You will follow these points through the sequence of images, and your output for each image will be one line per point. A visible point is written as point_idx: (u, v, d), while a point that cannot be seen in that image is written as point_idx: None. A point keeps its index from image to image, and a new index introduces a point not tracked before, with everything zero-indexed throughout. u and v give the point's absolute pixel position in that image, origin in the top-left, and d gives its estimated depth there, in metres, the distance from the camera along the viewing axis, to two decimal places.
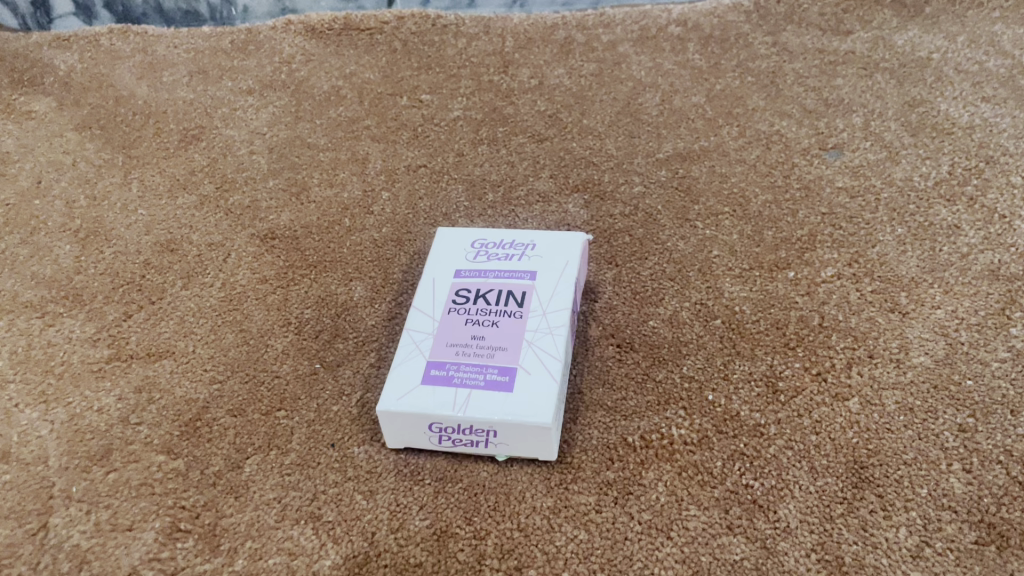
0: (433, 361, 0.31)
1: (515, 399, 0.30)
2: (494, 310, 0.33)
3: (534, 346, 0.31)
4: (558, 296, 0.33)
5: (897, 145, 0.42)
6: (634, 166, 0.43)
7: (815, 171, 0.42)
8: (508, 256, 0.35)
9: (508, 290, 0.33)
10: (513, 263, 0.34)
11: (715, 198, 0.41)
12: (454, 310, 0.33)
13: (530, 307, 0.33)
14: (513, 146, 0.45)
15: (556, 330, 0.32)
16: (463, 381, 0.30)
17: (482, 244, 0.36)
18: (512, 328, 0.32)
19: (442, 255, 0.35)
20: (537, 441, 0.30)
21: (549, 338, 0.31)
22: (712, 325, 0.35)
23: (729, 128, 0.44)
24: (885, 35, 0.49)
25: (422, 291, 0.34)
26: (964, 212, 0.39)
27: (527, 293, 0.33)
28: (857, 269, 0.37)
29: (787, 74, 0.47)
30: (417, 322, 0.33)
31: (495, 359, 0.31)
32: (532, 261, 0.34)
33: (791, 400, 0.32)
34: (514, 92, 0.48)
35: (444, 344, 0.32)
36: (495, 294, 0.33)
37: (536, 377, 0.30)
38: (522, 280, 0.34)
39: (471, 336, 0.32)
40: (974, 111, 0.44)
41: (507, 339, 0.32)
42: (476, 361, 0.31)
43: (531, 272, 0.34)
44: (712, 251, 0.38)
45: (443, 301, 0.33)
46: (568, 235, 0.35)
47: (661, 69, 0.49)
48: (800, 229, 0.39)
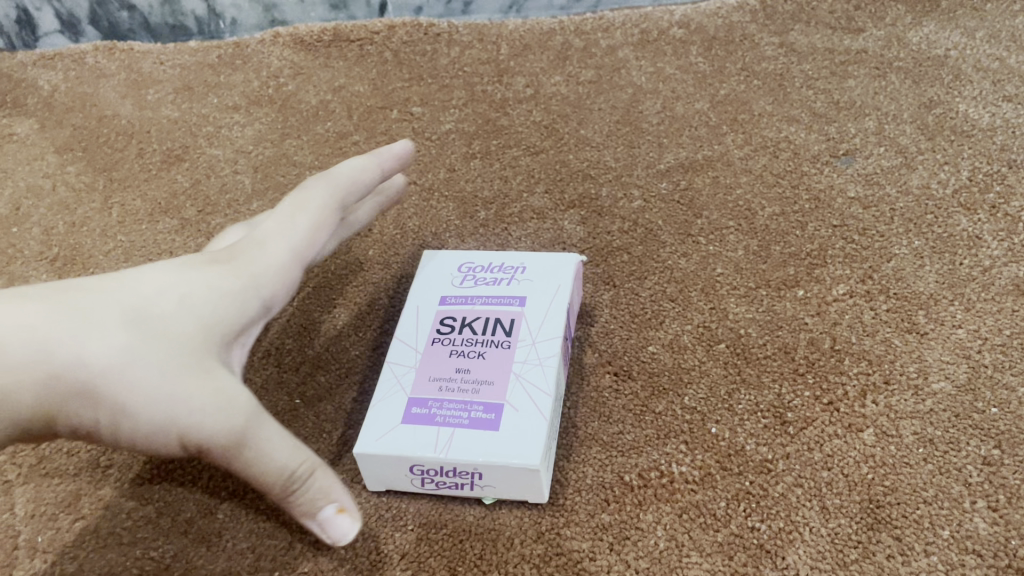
0: (415, 398, 0.29)
1: (501, 439, 0.28)
2: (482, 340, 0.31)
3: (523, 380, 0.29)
4: (549, 323, 0.31)
5: (913, 150, 0.40)
6: (633, 178, 0.41)
7: (825, 180, 0.39)
8: (496, 281, 0.33)
9: (497, 319, 0.32)
10: (501, 289, 0.32)
11: (719, 211, 0.39)
12: (438, 341, 0.31)
13: (519, 336, 0.31)
14: (507, 159, 0.43)
15: (546, 361, 0.30)
16: (446, 420, 0.29)
17: (470, 267, 0.34)
18: (500, 359, 0.30)
19: (426, 281, 0.34)
20: (526, 483, 0.28)
21: (539, 369, 0.30)
22: (715, 350, 0.33)
23: (733, 136, 0.42)
24: (899, 32, 0.47)
25: (406, 321, 0.32)
26: (986, 221, 0.36)
27: (516, 321, 0.31)
28: (871, 286, 0.34)
29: (795, 77, 0.45)
30: (399, 354, 0.31)
31: (481, 395, 0.29)
32: (522, 286, 0.32)
33: (801, 432, 0.30)
34: (508, 102, 0.46)
35: (428, 378, 0.30)
36: (482, 323, 0.32)
37: (524, 413, 0.28)
38: (511, 307, 0.32)
39: (456, 370, 0.30)
40: (995, 112, 0.41)
41: (493, 371, 0.30)
42: (461, 397, 0.29)
43: (520, 297, 0.32)
44: (716, 268, 0.36)
45: (427, 332, 0.32)
46: (562, 257, 0.33)
47: (662, 74, 0.47)
48: (809, 244, 0.36)
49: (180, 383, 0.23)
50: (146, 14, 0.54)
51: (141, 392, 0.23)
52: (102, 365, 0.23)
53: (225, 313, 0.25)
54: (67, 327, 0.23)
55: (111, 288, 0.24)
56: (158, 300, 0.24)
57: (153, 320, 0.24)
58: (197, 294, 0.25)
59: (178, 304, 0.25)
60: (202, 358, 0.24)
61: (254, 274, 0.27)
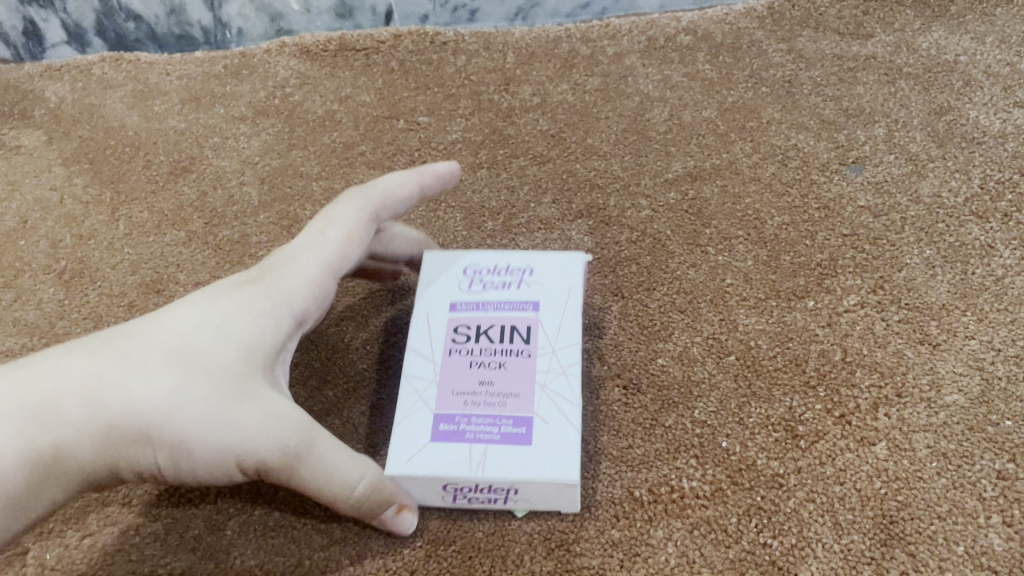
0: (440, 414, 0.29)
1: (537, 456, 0.28)
2: (501, 349, 0.30)
3: (549, 391, 0.29)
4: (567, 330, 0.30)
5: (924, 157, 0.40)
6: (641, 188, 0.41)
7: (835, 189, 0.39)
8: (505, 283, 0.32)
9: (513, 324, 0.31)
10: (513, 292, 0.31)
11: (727, 220, 0.38)
12: (455, 351, 0.30)
13: (538, 344, 0.30)
14: (514, 169, 0.43)
15: (570, 371, 0.29)
16: (476, 437, 0.28)
17: (474, 266, 0.32)
18: (523, 369, 0.30)
19: (430, 280, 0.32)
20: (562, 497, 0.28)
21: (563, 380, 0.29)
22: (724, 362, 0.32)
23: (742, 144, 0.42)
24: (908, 37, 0.46)
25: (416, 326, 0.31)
26: (998, 229, 0.36)
27: (533, 328, 0.31)
28: (883, 296, 0.34)
29: (803, 83, 0.45)
30: (416, 366, 0.30)
31: (508, 409, 0.29)
32: (533, 289, 0.31)
33: (813, 446, 0.30)
34: (515, 111, 0.46)
35: (450, 392, 0.29)
36: (498, 330, 0.31)
37: (555, 426, 0.28)
38: (526, 312, 0.31)
39: (479, 383, 0.29)
40: (1006, 118, 0.41)
41: (518, 383, 0.29)
42: (488, 412, 0.29)
43: (534, 301, 0.31)
44: (725, 279, 0.36)
45: (442, 341, 0.31)
46: (569, 255, 0.32)
47: (670, 81, 0.47)
48: (819, 253, 0.36)
49: (225, 416, 0.25)
50: (153, 25, 0.54)
51: (192, 426, 0.25)
52: (152, 409, 0.25)
53: (266, 335, 0.28)
54: (125, 381, 0.25)
55: (152, 333, 0.27)
56: (197, 337, 0.26)
57: (194, 357, 0.26)
58: (233, 322, 0.27)
59: (217, 336, 0.27)
60: (246, 383, 0.26)
61: (285, 293, 0.29)
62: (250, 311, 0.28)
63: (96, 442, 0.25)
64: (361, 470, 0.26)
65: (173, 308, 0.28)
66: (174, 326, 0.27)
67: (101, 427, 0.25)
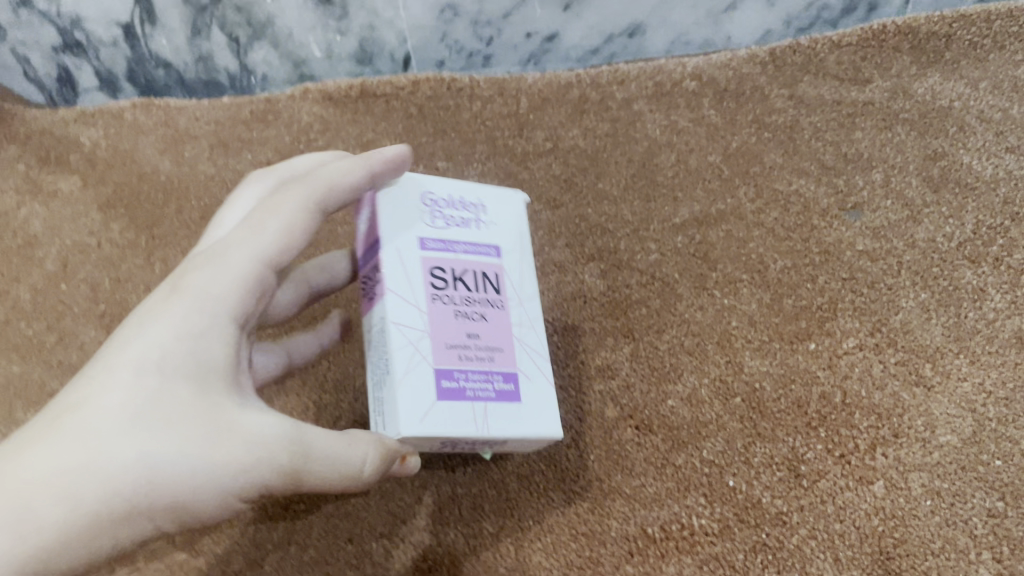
0: (439, 369, 0.28)
1: (528, 415, 0.29)
2: (478, 298, 0.30)
3: (527, 347, 0.31)
4: (528, 283, 0.32)
5: (920, 203, 0.42)
6: (650, 232, 0.43)
7: (835, 234, 0.41)
8: (465, 219, 0.31)
9: (481, 269, 0.31)
10: (475, 233, 0.31)
11: (732, 264, 0.40)
12: (437, 297, 0.29)
13: (508, 294, 0.31)
14: (530, 214, 0.45)
15: (539, 325, 0.31)
16: (476, 394, 0.29)
17: (431, 199, 0.31)
18: (500, 321, 0.30)
19: (391, 211, 0.30)
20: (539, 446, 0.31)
21: (531, 334, 0.31)
22: (732, 404, 0.35)
23: (746, 189, 0.44)
24: (904, 83, 0.48)
25: (388, 266, 0.29)
26: (989, 274, 0.38)
27: (500, 275, 0.31)
28: (880, 339, 0.36)
29: (804, 129, 0.47)
30: (400, 312, 0.29)
31: (497, 364, 0.29)
32: (493, 231, 0.31)
33: (814, 485, 0.33)
34: (529, 157, 0.49)
35: (444, 345, 0.29)
36: (472, 276, 0.30)
37: (535, 382, 0.30)
38: (491, 258, 0.31)
39: (467, 335, 0.29)
40: (998, 164, 0.43)
41: (501, 337, 0.30)
42: (481, 367, 0.29)
43: (495, 246, 0.31)
44: (731, 322, 0.38)
45: (422, 284, 0.29)
46: (510, 194, 0.33)
47: (676, 127, 0.49)
48: (820, 296, 0.38)
49: (208, 462, 0.25)
50: (181, 70, 0.57)
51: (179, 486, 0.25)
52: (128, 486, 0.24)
53: (220, 355, 0.26)
54: (82, 471, 0.24)
55: (92, 401, 0.25)
56: (147, 391, 0.25)
57: (148, 416, 0.25)
58: (180, 357, 0.25)
59: (165, 380, 0.25)
60: (214, 416, 0.25)
61: (231, 307, 0.27)
62: (195, 334, 0.26)
63: (78, 544, 0.24)
64: (360, 453, 0.27)
65: (106, 359, 0.26)
66: (114, 386, 0.25)
67: (81, 527, 0.23)
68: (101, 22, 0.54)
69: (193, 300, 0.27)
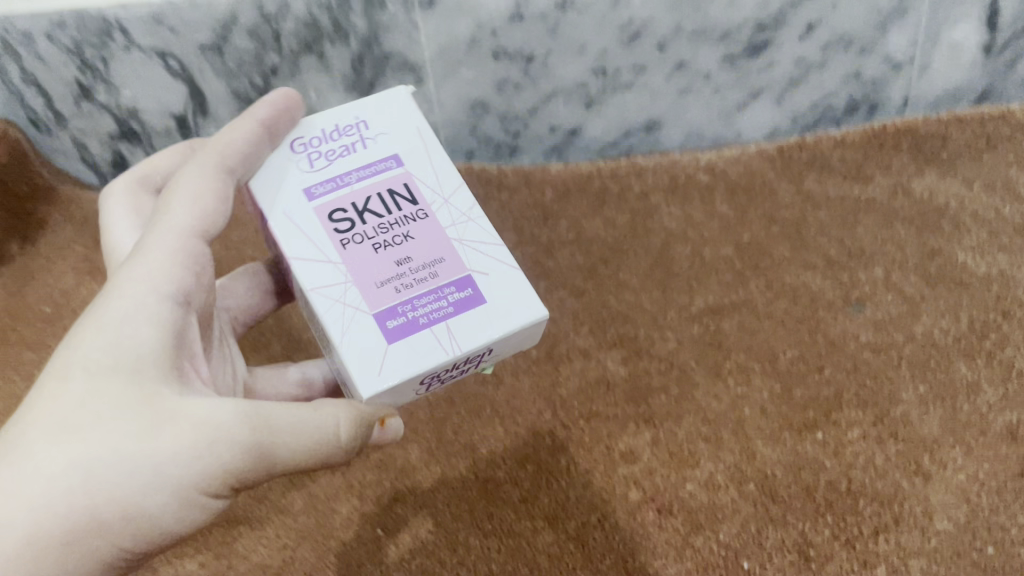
0: (379, 312, 0.31)
1: (491, 307, 0.32)
2: (399, 221, 0.33)
3: (463, 242, 0.33)
4: (439, 175, 0.34)
5: (918, 297, 0.45)
6: (667, 321, 0.46)
7: (840, 326, 0.44)
8: (347, 146, 0.34)
9: (386, 187, 0.33)
10: (366, 156, 0.34)
11: (745, 354, 0.43)
12: (356, 240, 0.32)
13: (425, 198, 0.34)
14: (555, 301, 0.49)
15: (469, 214, 0.34)
16: (428, 318, 0.31)
17: (305, 146, 0.34)
18: (426, 229, 0.33)
19: (276, 177, 0.33)
20: (524, 328, 0.32)
21: (470, 226, 0.33)
22: (745, 489, 0.38)
23: (757, 282, 0.48)
24: (904, 182, 0.52)
25: (294, 233, 0.32)
26: (983, 368, 0.41)
27: (409, 184, 0.34)
28: (882, 429, 0.39)
29: (810, 224, 0.51)
30: (321, 273, 0.31)
31: (440, 277, 0.32)
32: (382, 145, 0.34)
33: (823, 568, 0.35)
34: (554, 246, 0.53)
35: (375, 284, 0.31)
36: (384, 201, 0.33)
37: (484, 270, 0.32)
38: (393, 171, 0.34)
39: (396, 264, 0.32)
40: (992, 262, 0.46)
41: (434, 249, 0.32)
42: (422, 292, 0.32)
43: (394, 157, 0.34)
44: (744, 410, 0.41)
45: (337, 233, 0.32)
46: (388, 95, 0.36)
47: (691, 220, 0.53)
48: (827, 387, 0.41)
49: (161, 448, 0.26)
50: None
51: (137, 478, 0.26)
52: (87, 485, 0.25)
53: (151, 340, 0.28)
54: (28, 478, 0.25)
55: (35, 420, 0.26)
56: (88, 398, 0.26)
57: (91, 418, 0.26)
58: (112, 356, 0.27)
59: (101, 382, 0.27)
60: (158, 404, 0.27)
61: (157, 287, 0.29)
62: (121, 321, 0.28)
63: (42, 554, 0.25)
64: (326, 419, 0.30)
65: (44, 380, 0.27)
66: (49, 396, 0.26)
67: (44, 534, 0.25)
68: (156, 112, 0.60)
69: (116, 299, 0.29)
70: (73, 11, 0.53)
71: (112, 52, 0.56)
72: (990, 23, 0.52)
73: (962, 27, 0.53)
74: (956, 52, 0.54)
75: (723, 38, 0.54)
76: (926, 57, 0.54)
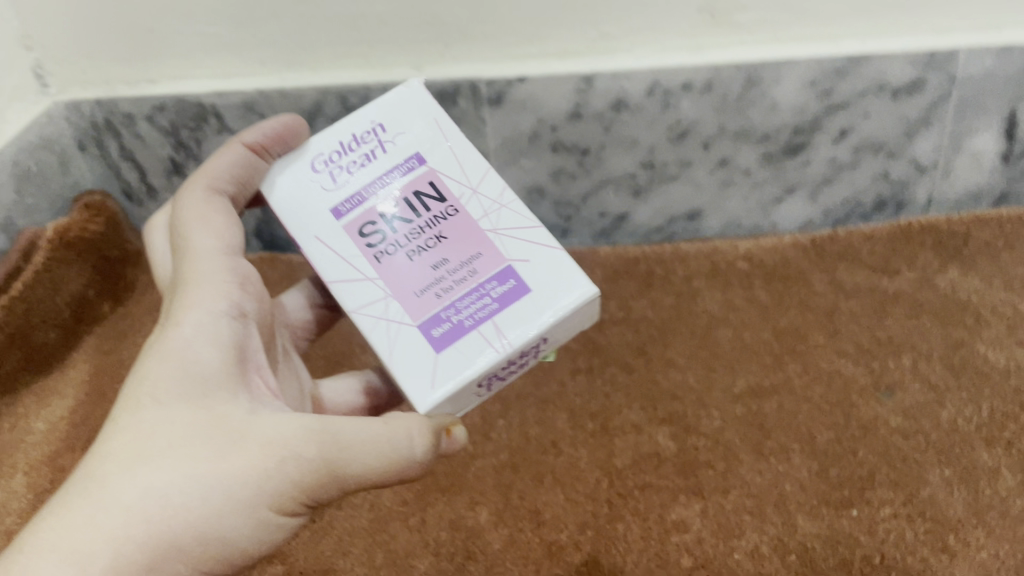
0: (423, 323, 0.38)
1: (531, 299, 0.39)
2: (430, 225, 0.40)
3: (496, 233, 0.40)
4: (460, 169, 0.41)
5: (943, 386, 0.50)
6: (712, 400, 0.51)
7: (872, 411, 0.49)
8: (371, 153, 0.41)
9: (414, 191, 0.41)
10: (391, 162, 0.41)
11: (785, 434, 0.48)
12: (394, 256, 0.40)
13: (452, 197, 0.41)
14: (608, 377, 0.53)
15: (498, 201, 0.41)
16: (470, 319, 0.38)
17: (329, 160, 0.41)
18: (457, 226, 0.40)
19: (307, 199, 0.41)
20: (565, 280, 0.39)
21: (501, 212, 0.41)
22: (788, 560, 0.42)
23: (794, 366, 0.52)
24: (929, 275, 0.57)
25: (340, 258, 0.40)
26: (1002, 455, 0.46)
27: (435, 182, 0.41)
28: (912, 508, 0.44)
29: (843, 312, 0.55)
30: (366, 293, 0.39)
31: (478, 274, 0.39)
32: (401, 147, 0.41)
33: None
34: (605, 323, 0.57)
35: (415, 294, 0.39)
36: (414, 207, 0.40)
37: (516, 255, 0.39)
38: (419, 172, 0.41)
39: (433, 271, 0.39)
40: (1010, 355, 0.51)
41: (467, 247, 0.40)
42: (461, 295, 0.39)
43: (417, 157, 0.41)
44: (785, 486, 0.45)
45: (373, 253, 0.40)
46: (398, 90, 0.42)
47: (732, 303, 0.58)
48: (860, 467, 0.46)
49: (235, 451, 0.33)
50: None
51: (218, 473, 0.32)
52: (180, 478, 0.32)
53: (215, 360, 0.35)
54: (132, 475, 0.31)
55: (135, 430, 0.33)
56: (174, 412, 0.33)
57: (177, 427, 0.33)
58: (188, 374, 0.34)
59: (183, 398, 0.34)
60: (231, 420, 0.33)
61: (218, 314, 0.37)
62: (195, 346, 0.35)
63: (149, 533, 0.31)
64: (394, 434, 0.35)
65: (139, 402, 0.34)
66: (145, 413, 0.33)
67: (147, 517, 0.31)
68: None
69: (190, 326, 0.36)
70: (173, 96, 0.61)
71: (204, 133, 0.63)
72: (1008, 135, 0.58)
73: (982, 137, 0.58)
74: (977, 159, 0.59)
75: (763, 139, 0.59)
76: (948, 163, 0.60)
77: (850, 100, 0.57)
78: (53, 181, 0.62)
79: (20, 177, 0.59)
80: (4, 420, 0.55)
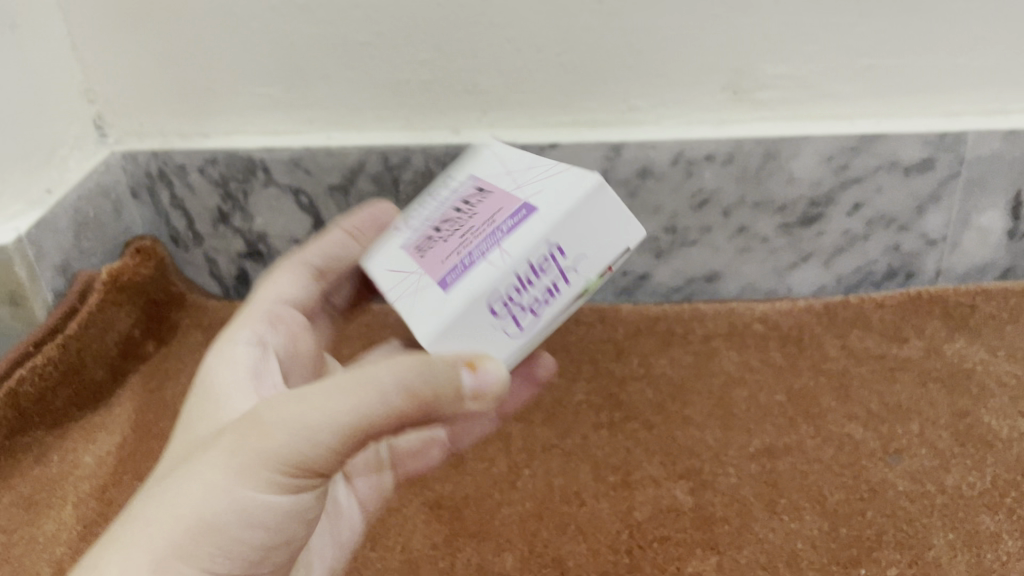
0: (439, 274, 0.37)
1: (539, 210, 0.36)
2: (467, 207, 0.40)
3: (517, 187, 0.39)
4: (502, 167, 0.42)
5: (948, 452, 0.52)
6: (729, 457, 0.53)
7: (880, 473, 0.51)
8: (439, 193, 0.44)
9: (459, 196, 0.42)
10: (448, 190, 0.43)
11: (798, 493, 0.50)
12: (430, 241, 0.39)
13: (488, 184, 0.41)
14: (629, 431, 0.56)
15: (526, 169, 0.40)
16: (479, 251, 0.36)
17: (403, 215, 0.44)
18: (488, 197, 0.40)
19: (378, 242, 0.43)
20: (573, 187, 0.36)
21: (528, 174, 0.40)
22: None
23: (807, 428, 0.55)
24: (937, 344, 0.60)
25: (387, 262, 0.40)
26: (1005, 520, 0.48)
27: (479, 183, 0.42)
28: (918, 569, 0.45)
29: (854, 377, 0.58)
30: (399, 274, 0.38)
31: (493, 216, 0.37)
32: (461, 179, 0.43)
33: None
34: (627, 379, 0.60)
35: (439, 256, 0.38)
36: (457, 205, 0.41)
37: (531, 192, 0.38)
38: (468, 184, 0.42)
39: (457, 235, 0.38)
40: (1012, 424, 0.54)
41: (491, 204, 0.39)
42: (476, 238, 0.37)
43: (470, 177, 0.43)
44: (797, 543, 0.47)
45: (415, 246, 0.40)
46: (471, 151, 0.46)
47: (748, 364, 0.60)
48: (868, 528, 0.48)
49: (230, 438, 0.34)
50: None
51: (215, 458, 0.34)
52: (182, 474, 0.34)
53: (224, 376, 0.42)
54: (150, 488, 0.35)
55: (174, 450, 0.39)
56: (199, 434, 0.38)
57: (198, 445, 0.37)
58: (209, 393, 0.42)
59: (206, 414, 0.40)
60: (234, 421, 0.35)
61: (234, 343, 0.44)
62: (212, 369, 0.43)
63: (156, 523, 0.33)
64: (379, 379, 0.33)
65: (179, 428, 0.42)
66: (179, 434, 0.41)
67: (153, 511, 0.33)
68: (282, 238, 0.68)
69: (215, 364, 0.43)
70: (225, 151, 0.65)
71: (253, 186, 0.66)
72: (1014, 213, 0.61)
73: (988, 214, 0.61)
74: (984, 235, 0.62)
75: (781, 209, 0.63)
76: (957, 237, 0.63)
77: (864, 176, 0.61)
78: (109, 226, 0.65)
79: (78, 224, 0.62)
80: (51, 453, 0.57)
